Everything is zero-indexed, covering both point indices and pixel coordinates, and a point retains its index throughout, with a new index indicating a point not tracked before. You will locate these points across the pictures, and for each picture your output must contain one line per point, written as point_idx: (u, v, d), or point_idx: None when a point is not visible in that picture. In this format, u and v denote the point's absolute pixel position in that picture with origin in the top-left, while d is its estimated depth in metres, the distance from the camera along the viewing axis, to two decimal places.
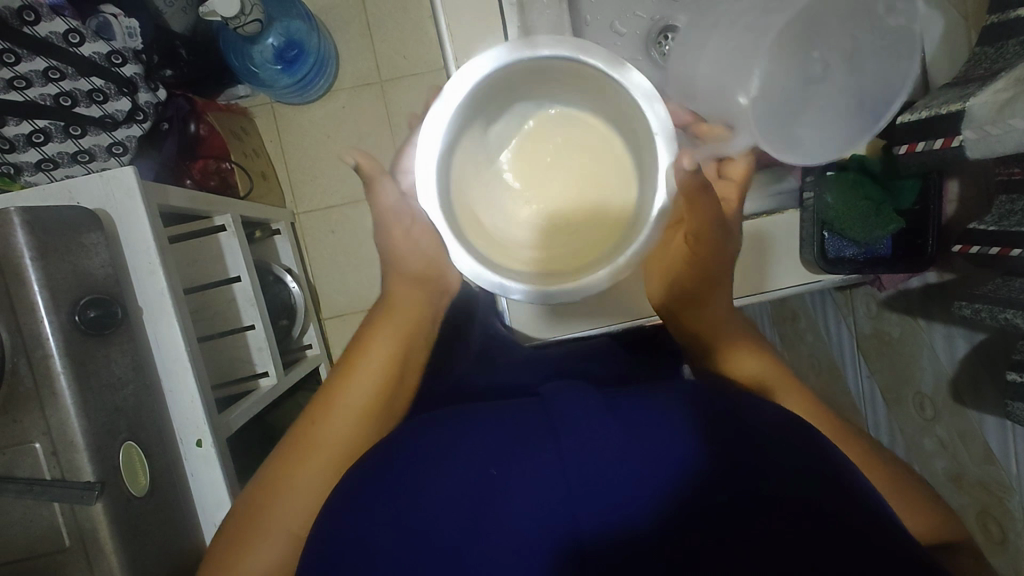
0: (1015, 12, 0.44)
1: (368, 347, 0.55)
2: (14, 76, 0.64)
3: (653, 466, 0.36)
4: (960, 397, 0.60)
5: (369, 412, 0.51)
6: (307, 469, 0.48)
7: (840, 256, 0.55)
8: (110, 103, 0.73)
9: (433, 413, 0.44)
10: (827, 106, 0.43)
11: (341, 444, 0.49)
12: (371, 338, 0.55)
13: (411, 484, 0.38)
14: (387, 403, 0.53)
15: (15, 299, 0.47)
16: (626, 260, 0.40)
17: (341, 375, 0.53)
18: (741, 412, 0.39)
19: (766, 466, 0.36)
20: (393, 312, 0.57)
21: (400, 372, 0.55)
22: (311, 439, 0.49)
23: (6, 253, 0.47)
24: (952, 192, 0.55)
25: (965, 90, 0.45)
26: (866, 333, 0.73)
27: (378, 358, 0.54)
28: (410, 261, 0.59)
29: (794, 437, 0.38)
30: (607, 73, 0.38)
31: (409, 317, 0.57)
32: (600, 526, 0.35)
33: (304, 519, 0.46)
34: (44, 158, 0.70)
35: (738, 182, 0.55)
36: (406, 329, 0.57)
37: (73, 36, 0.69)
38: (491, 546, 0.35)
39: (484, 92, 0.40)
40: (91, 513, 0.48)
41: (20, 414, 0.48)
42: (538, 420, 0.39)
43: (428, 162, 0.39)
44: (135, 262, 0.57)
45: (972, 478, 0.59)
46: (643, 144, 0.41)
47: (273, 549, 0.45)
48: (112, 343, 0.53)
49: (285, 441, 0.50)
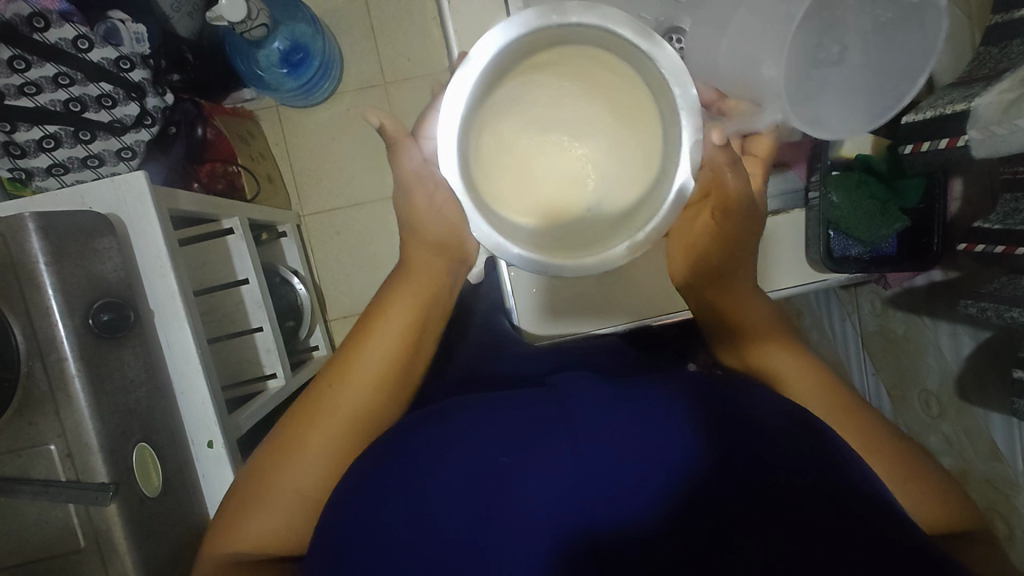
0: (1018, 11, 0.44)
1: (386, 315, 0.53)
2: (24, 82, 0.66)
3: (661, 454, 0.36)
4: (966, 395, 0.60)
5: (382, 383, 0.51)
6: (319, 434, 0.48)
7: (846, 255, 0.56)
8: (119, 108, 0.73)
9: (441, 405, 0.44)
10: (845, 87, 0.47)
11: (354, 411, 0.49)
12: (389, 305, 0.54)
13: (425, 468, 0.38)
14: (399, 377, 0.53)
15: (31, 303, 0.48)
16: (643, 234, 0.42)
17: (356, 343, 0.53)
18: (746, 404, 0.40)
19: (772, 458, 0.36)
20: (413, 281, 0.56)
21: (415, 345, 0.54)
22: (324, 406, 0.49)
23: (21, 258, 0.48)
24: (955, 190, 0.55)
25: (969, 90, 0.45)
26: (872, 331, 0.73)
27: (394, 330, 0.53)
28: (436, 229, 0.56)
29: (799, 428, 0.38)
30: (637, 43, 0.39)
31: (427, 289, 0.56)
32: (610, 512, 0.35)
33: (314, 483, 0.47)
34: (55, 163, 0.72)
35: (762, 159, 0.55)
36: (423, 301, 0.55)
37: (83, 41, 0.69)
38: (498, 533, 0.36)
39: (511, 53, 0.39)
40: (105, 514, 0.49)
41: (36, 417, 0.49)
42: (550, 409, 0.40)
43: (450, 127, 0.39)
44: (146, 265, 0.57)
45: (978, 475, 0.60)
46: (668, 120, 0.41)
47: (282, 514, 0.46)
48: (125, 346, 0.53)
49: (296, 408, 0.50)
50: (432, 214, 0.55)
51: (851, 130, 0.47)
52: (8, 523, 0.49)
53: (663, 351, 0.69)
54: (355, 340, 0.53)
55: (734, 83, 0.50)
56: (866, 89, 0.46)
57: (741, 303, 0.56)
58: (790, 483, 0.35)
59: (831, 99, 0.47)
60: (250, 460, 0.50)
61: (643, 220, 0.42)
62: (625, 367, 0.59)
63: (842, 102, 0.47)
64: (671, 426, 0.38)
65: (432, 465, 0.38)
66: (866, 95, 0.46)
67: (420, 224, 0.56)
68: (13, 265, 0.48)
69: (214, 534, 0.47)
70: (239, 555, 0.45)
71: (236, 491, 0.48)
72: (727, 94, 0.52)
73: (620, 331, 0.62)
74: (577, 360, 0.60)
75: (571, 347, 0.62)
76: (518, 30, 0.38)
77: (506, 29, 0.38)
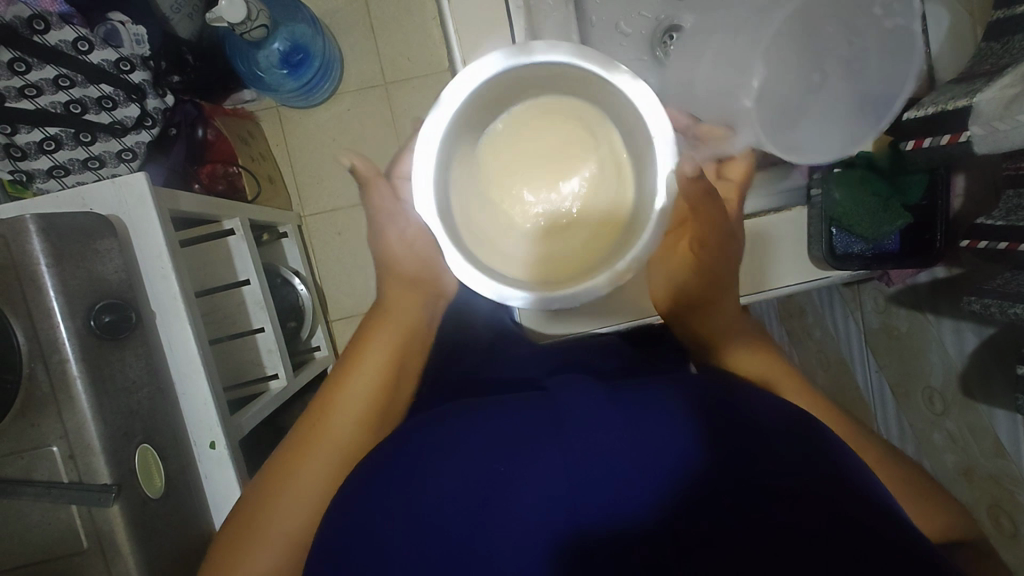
0: (1021, 6, 0.44)
1: (363, 354, 0.55)
2: (24, 85, 0.66)
3: (656, 461, 0.36)
4: (970, 391, 0.60)
5: (367, 417, 0.51)
6: (301, 475, 0.47)
7: (847, 252, 0.55)
8: (119, 110, 0.74)
9: (439, 409, 0.44)
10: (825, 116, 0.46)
11: (337, 449, 0.49)
12: (364, 345, 0.56)
13: (423, 471, 0.38)
14: (384, 410, 0.53)
15: (33, 305, 0.48)
16: (624, 267, 0.42)
17: (337, 382, 0.53)
18: (745, 407, 0.39)
19: (768, 459, 0.36)
20: (389, 318, 0.58)
21: (395, 379, 0.55)
22: (306, 444, 0.49)
23: (23, 260, 0.48)
24: (958, 187, 0.55)
25: (971, 86, 0.45)
26: (874, 328, 0.73)
27: (376, 366, 0.54)
28: (427, 268, 0.60)
29: (796, 430, 0.38)
30: (603, 75, 0.40)
31: (405, 323, 0.58)
32: (601, 521, 0.35)
33: (297, 525, 0.46)
34: (56, 165, 0.72)
35: (736, 182, 0.56)
36: (404, 335, 0.57)
37: (83, 43, 0.69)
38: (495, 536, 0.36)
39: (483, 93, 0.41)
40: (107, 515, 0.49)
41: (39, 419, 0.49)
42: (545, 416, 0.40)
43: (424, 164, 0.41)
44: (148, 267, 0.57)
45: (983, 471, 0.59)
46: (643, 147, 0.42)
47: (272, 553, 0.45)
48: (127, 347, 0.53)
49: (283, 444, 0.50)
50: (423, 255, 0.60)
51: (829, 155, 0.47)
52: (11, 525, 0.49)
53: (664, 351, 0.69)
54: (338, 377, 0.54)
55: (711, 111, 0.52)
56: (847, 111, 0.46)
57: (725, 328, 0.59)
58: (786, 489, 0.35)
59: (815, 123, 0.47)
60: (256, 475, 0.50)
61: (623, 252, 0.43)
62: (623, 370, 0.59)
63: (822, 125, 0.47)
64: (664, 432, 0.38)
65: (427, 471, 0.38)
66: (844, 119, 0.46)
67: (402, 265, 0.60)
68: (14, 267, 0.48)
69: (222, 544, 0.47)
70: None
71: (243, 504, 0.48)
72: (701, 118, 0.54)
73: (619, 330, 0.62)
74: (574, 363, 0.59)
75: (571, 350, 0.62)
76: (499, 68, 0.40)
77: (483, 66, 0.40)
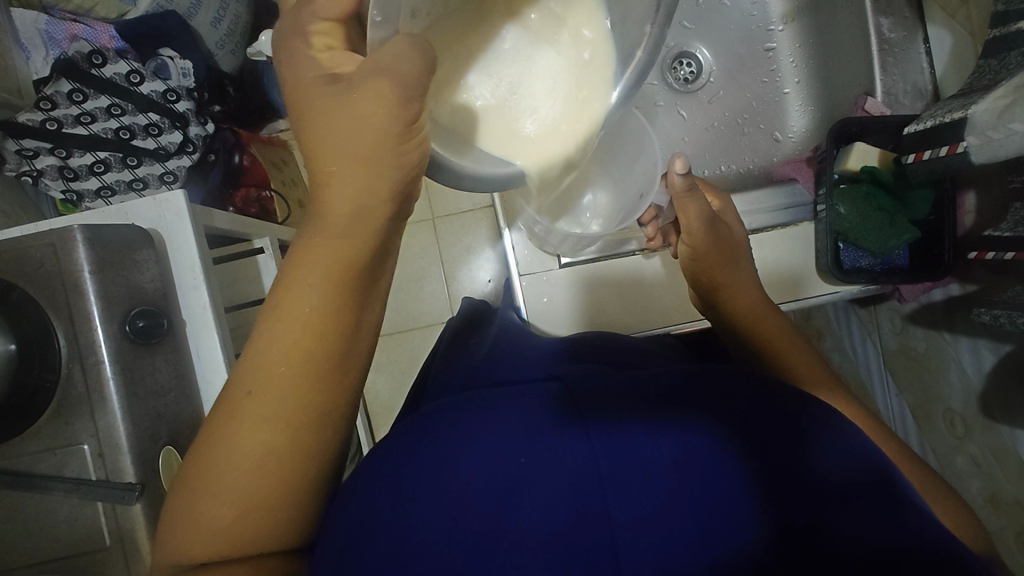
0: (1016, 24, 0.47)
1: (308, 270, 0.40)
2: (81, 113, 0.74)
3: (682, 478, 0.37)
4: (990, 412, 0.58)
5: (322, 367, 0.41)
6: (264, 432, 0.39)
7: (856, 266, 0.61)
8: (164, 136, 0.79)
9: (458, 399, 0.46)
10: (636, 188, 0.65)
11: (298, 403, 0.40)
12: (313, 260, 0.40)
13: (433, 457, 0.39)
14: (343, 357, 0.42)
15: (74, 309, 0.52)
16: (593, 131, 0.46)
17: (279, 318, 0.40)
18: (811, 452, 0.38)
19: (845, 517, 0.35)
20: (335, 224, 0.41)
21: (357, 305, 0.42)
22: (266, 390, 0.39)
23: (69, 267, 0.51)
24: (968, 203, 0.58)
25: (967, 99, 0.48)
26: (893, 350, 0.72)
27: (323, 295, 0.40)
28: (374, 166, 0.40)
29: (836, 465, 0.38)
30: None
31: (356, 240, 0.41)
32: (642, 547, 0.34)
33: (262, 483, 0.39)
34: (103, 186, 0.77)
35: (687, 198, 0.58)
36: (348, 263, 0.41)
37: (134, 76, 0.77)
38: (514, 543, 0.35)
39: None
40: (130, 513, 0.51)
41: (73, 418, 0.51)
42: (572, 412, 0.41)
43: None
44: (180, 277, 0.61)
45: (1009, 498, 0.56)
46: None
47: (233, 514, 0.38)
48: (157, 352, 0.56)
49: (229, 398, 0.40)
50: (360, 139, 0.39)
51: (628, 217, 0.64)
52: (39, 522, 0.51)
53: (700, 350, 0.73)
54: (264, 329, 0.40)
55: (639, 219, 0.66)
56: (638, 187, 0.65)
57: (764, 320, 0.60)
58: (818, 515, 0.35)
59: (632, 195, 0.66)
60: (204, 428, 0.41)
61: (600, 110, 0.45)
62: (653, 347, 0.61)
63: (633, 199, 0.65)
64: (691, 441, 0.39)
65: (446, 464, 0.39)
66: (638, 189, 0.65)
67: (336, 160, 0.40)
68: (61, 274, 0.52)
69: (170, 518, 0.40)
70: (191, 559, 0.37)
71: (188, 464, 0.40)
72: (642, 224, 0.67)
73: (653, 328, 0.67)
74: (586, 347, 0.57)
75: (607, 336, 0.61)
76: None
77: None
